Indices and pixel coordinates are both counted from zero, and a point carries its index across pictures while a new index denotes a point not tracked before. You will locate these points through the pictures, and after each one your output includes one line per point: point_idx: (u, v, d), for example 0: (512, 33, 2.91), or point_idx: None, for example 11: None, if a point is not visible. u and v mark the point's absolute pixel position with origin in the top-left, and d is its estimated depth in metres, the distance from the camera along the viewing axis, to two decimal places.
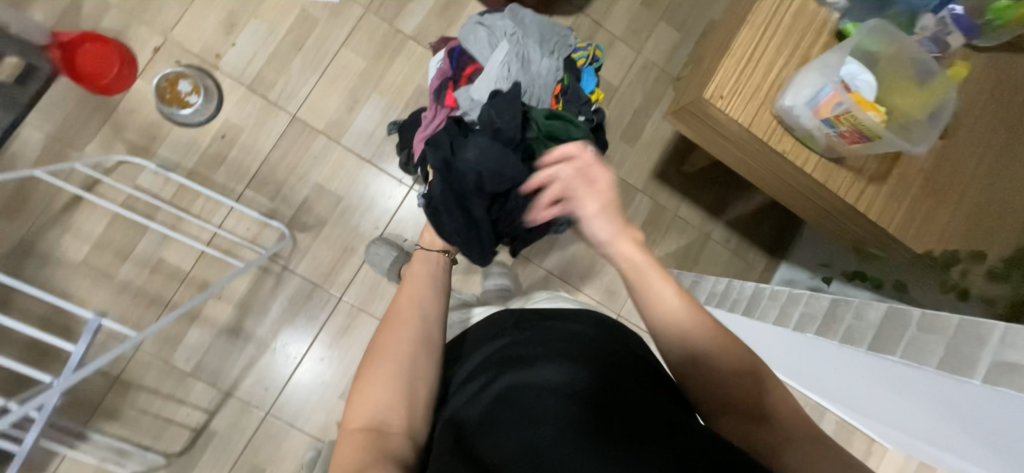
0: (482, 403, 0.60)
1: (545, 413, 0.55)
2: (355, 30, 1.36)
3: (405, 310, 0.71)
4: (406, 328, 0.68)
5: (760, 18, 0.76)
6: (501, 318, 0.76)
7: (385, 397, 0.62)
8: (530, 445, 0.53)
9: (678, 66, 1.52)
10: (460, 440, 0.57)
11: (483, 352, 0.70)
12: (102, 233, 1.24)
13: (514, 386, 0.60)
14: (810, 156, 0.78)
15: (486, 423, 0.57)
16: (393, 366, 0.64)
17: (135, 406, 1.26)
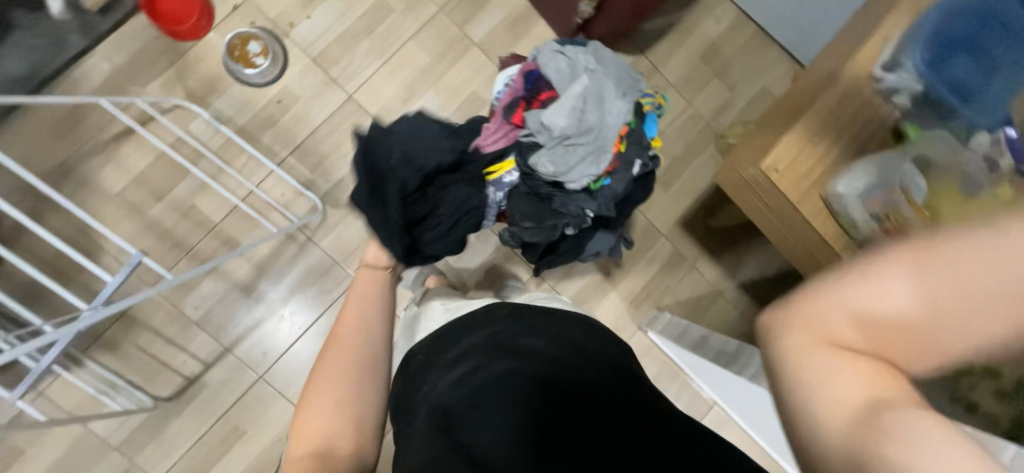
0: (465, 388, 0.67)
1: (525, 407, 0.64)
2: (425, 26, 1.40)
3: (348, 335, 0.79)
4: (345, 353, 0.77)
5: (826, 105, 0.80)
6: (495, 304, 0.80)
7: (330, 421, 0.70)
8: (509, 433, 0.62)
9: (724, 124, 1.56)
10: (445, 424, 0.65)
11: (468, 336, 0.75)
12: (143, 170, 1.26)
13: (495, 378, 0.66)
14: (848, 243, 0.80)
15: (469, 409, 0.65)
16: (339, 388, 0.73)
17: (135, 344, 1.27)
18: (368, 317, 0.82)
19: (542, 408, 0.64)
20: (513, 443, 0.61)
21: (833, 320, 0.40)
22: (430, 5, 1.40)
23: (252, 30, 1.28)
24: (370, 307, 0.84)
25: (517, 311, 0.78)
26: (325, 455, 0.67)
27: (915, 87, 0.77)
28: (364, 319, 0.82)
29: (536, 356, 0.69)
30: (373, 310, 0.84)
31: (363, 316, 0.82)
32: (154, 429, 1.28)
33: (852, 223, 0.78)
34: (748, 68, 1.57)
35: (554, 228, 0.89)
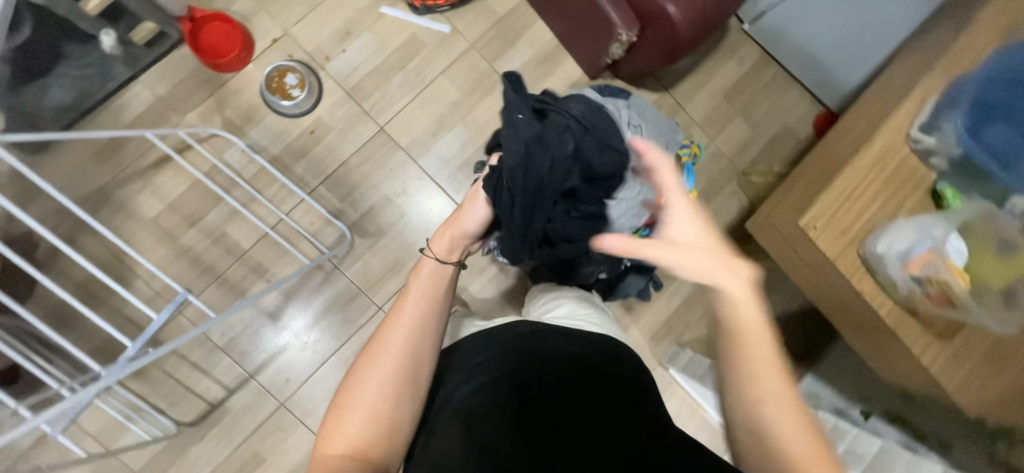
0: (492, 386, 0.68)
1: (558, 416, 0.64)
2: (456, 61, 1.43)
3: (399, 336, 0.68)
4: (389, 360, 0.66)
5: (864, 163, 0.82)
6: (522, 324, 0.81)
7: (369, 425, 0.63)
8: (539, 432, 0.62)
9: (747, 161, 1.58)
10: (472, 425, 0.63)
11: (496, 347, 0.75)
12: (178, 196, 1.29)
13: (533, 388, 0.67)
14: (885, 300, 0.81)
15: (500, 411, 0.64)
16: (383, 396, 0.64)
17: (161, 368, 1.28)
18: (431, 318, 0.71)
19: (575, 409, 0.65)
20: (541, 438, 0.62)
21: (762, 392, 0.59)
22: (461, 41, 1.44)
23: (289, 64, 1.32)
24: (428, 311, 0.71)
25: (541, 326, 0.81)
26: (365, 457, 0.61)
27: (951, 149, 0.79)
28: (427, 319, 0.70)
29: (568, 364, 0.72)
30: (420, 305, 0.72)
31: (420, 317, 0.70)
32: (176, 454, 1.28)
33: (890, 282, 0.78)
34: (770, 107, 1.59)
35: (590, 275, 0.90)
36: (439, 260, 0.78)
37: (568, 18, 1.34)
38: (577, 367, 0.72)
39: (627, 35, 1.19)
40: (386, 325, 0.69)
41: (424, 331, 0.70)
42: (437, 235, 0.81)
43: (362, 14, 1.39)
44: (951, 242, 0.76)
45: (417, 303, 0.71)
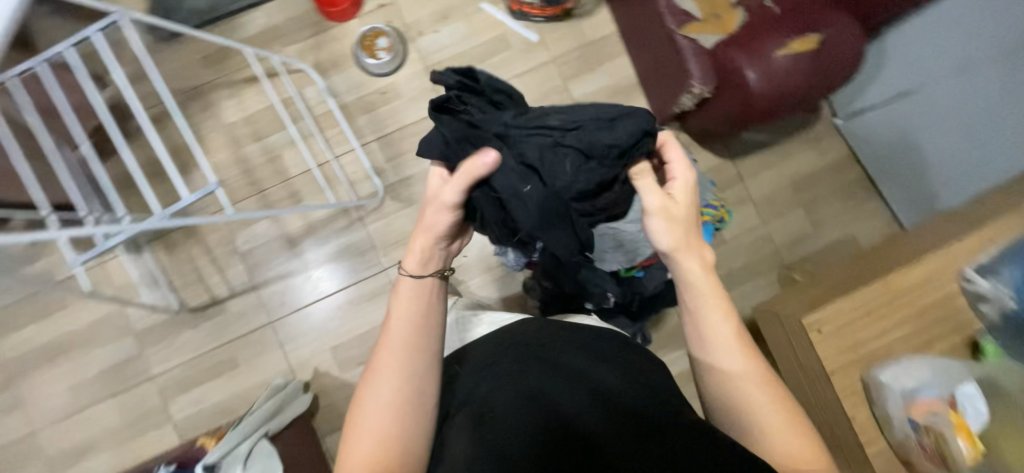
0: (489, 381, 0.70)
1: (579, 425, 0.61)
2: (533, 69, 1.48)
3: (392, 359, 0.65)
4: (385, 384, 0.64)
5: (897, 284, 0.74)
6: (525, 328, 0.80)
7: (382, 447, 0.62)
8: (545, 429, 0.61)
9: (794, 257, 1.48)
10: (483, 424, 0.64)
11: (503, 355, 0.74)
12: (254, 113, 1.44)
13: (541, 394, 0.65)
14: (877, 439, 0.72)
15: (513, 410, 0.64)
16: (389, 418, 0.63)
17: (187, 253, 1.42)
18: (422, 336, 0.67)
19: (581, 410, 0.63)
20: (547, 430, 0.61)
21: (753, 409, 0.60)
22: (545, 53, 1.49)
23: (385, 29, 1.43)
24: (419, 327, 0.67)
25: (544, 329, 0.78)
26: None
27: (1004, 303, 0.65)
28: (420, 338, 0.67)
29: (571, 367, 0.69)
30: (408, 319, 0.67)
31: (410, 335, 0.66)
32: (170, 330, 1.40)
33: (885, 416, 0.70)
34: (838, 210, 1.48)
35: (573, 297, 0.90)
36: (421, 273, 0.69)
37: (650, 58, 1.34)
38: (576, 366, 0.69)
39: (700, 89, 1.16)
40: (380, 359, 0.66)
41: (418, 349, 0.66)
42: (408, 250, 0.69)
43: (464, 4, 1.49)
44: (964, 390, 0.65)
45: (404, 326, 0.67)
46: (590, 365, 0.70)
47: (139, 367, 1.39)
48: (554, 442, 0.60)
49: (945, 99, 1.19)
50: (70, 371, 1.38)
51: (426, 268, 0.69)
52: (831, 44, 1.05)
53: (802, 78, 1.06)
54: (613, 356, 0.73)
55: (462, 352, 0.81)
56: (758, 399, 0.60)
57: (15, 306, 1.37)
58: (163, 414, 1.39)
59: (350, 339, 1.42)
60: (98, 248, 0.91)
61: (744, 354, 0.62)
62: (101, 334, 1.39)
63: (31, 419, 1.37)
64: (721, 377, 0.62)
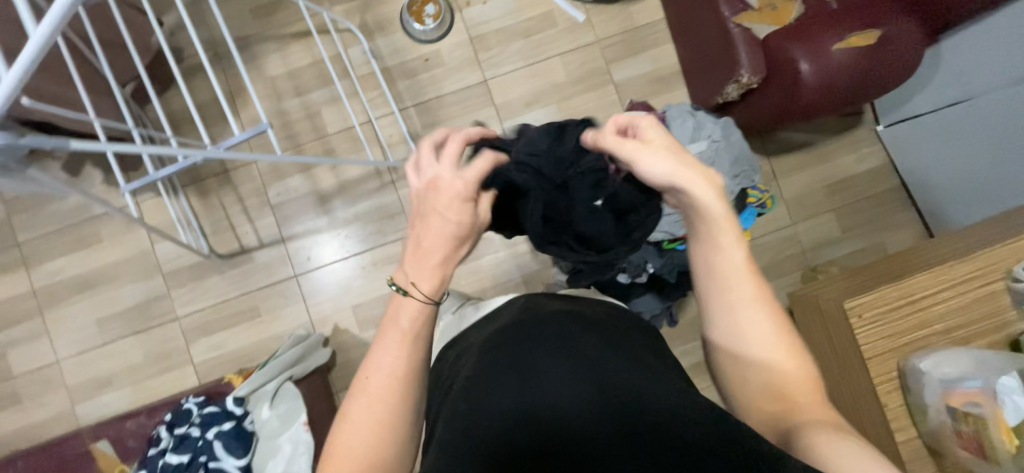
0: (480, 354, 0.72)
1: (554, 394, 0.62)
2: (577, 49, 1.48)
3: (383, 389, 0.59)
4: (381, 406, 0.58)
5: (942, 277, 0.74)
6: (513, 309, 0.84)
7: (360, 467, 0.57)
8: (526, 391, 0.63)
9: (819, 260, 1.47)
10: (466, 391, 0.66)
11: (490, 334, 0.77)
12: (298, 68, 1.45)
13: (519, 362, 0.67)
14: (909, 427, 0.73)
15: (491, 375, 0.67)
16: (375, 446, 0.58)
17: (220, 200, 1.43)
18: (417, 362, 0.60)
19: (563, 383, 0.63)
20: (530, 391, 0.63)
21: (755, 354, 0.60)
22: (590, 33, 1.48)
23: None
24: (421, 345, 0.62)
25: (528, 311, 0.80)
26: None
27: None
28: (413, 367, 0.60)
29: (553, 342, 0.69)
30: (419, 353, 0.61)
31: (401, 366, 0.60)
32: (197, 275, 1.42)
33: (920, 404, 0.70)
34: (869, 217, 1.48)
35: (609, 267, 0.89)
36: (429, 298, 0.59)
37: (697, 47, 1.33)
38: (559, 340, 0.70)
39: (749, 79, 1.15)
40: (370, 384, 0.59)
41: (410, 377, 0.60)
42: (420, 271, 0.59)
43: None
44: (1004, 383, 0.64)
45: (396, 347, 0.60)
46: (574, 341, 0.69)
47: (164, 307, 1.41)
48: (534, 409, 0.61)
49: (986, 118, 1.20)
50: (97, 304, 1.41)
51: (440, 283, 0.59)
52: (891, 40, 1.04)
53: (858, 74, 1.05)
54: (599, 333, 0.72)
55: (460, 340, 0.87)
56: (758, 352, 0.60)
57: (50, 235, 1.40)
58: (183, 354, 1.41)
59: (372, 300, 1.43)
60: (148, 176, 0.93)
61: (759, 307, 0.61)
62: (130, 271, 1.41)
63: (55, 347, 1.40)
64: (729, 331, 0.62)
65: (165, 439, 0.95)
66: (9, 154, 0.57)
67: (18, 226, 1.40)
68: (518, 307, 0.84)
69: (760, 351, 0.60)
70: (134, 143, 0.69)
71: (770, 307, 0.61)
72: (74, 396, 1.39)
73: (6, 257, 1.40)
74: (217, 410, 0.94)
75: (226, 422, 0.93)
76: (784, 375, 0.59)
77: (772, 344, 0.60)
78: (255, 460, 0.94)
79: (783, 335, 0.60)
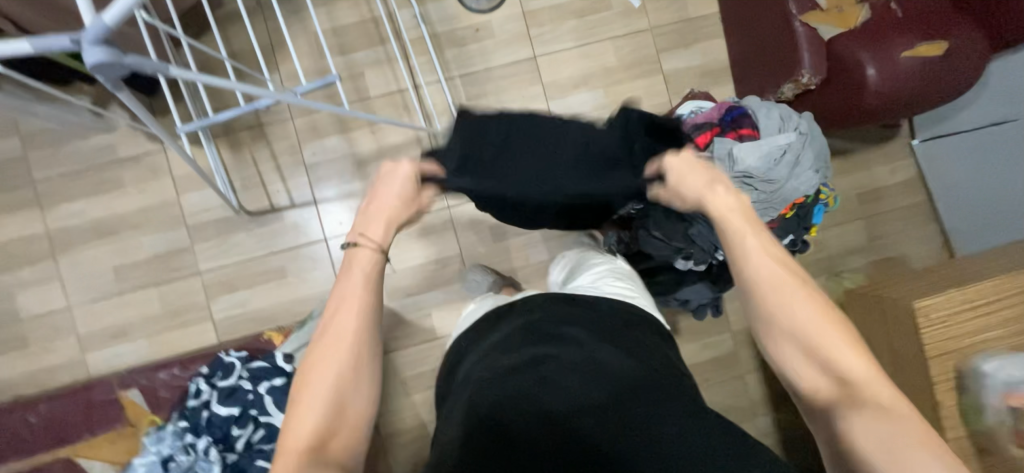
0: (495, 354, 0.67)
1: (568, 410, 0.58)
2: (630, 35, 1.46)
3: (340, 330, 0.59)
4: (328, 360, 0.58)
5: (1009, 285, 0.76)
6: (532, 300, 0.78)
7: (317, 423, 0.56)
8: (545, 404, 0.58)
9: (846, 267, 1.46)
10: (478, 396, 0.61)
11: (507, 330, 0.72)
12: (343, 25, 1.39)
13: (537, 366, 0.62)
14: (962, 426, 0.77)
15: (506, 379, 0.62)
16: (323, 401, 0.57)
17: (252, 154, 1.37)
18: (365, 321, 0.61)
19: (584, 398, 0.59)
20: (552, 406, 0.58)
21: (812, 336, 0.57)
22: (644, 20, 1.46)
23: None
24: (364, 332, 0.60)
25: (545, 307, 0.74)
26: (325, 448, 0.56)
27: None
28: (361, 326, 0.60)
29: (570, 351, 0.64)
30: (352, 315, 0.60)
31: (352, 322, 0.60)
32: (223, 230, 1.37)
33: (979, 405, 0.74)
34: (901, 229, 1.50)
35: (675, 251, 0.90)
36: (380, 246, 0.65)
37: (753, 43, 1.32)
38: (577, 348, 0.65)
39: (809, 79, 1.16)
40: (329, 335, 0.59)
41: (361, 318, 0.61)
42: (368, 222, 0.66)
43: None
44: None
45: (355, 287, 0.62)
46: (591, 352, 0.64)
47: (186, 260, 1.36)
48: (552, 423, 0.57)
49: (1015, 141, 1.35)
50: (115, 251, 1.35)
51: (386, 232, 0.66)
52: (956, 51, 1.06)
53: (922, 82, 1.06)
54: (616, 342, 0.67)
55: (470, 329, 0.81)
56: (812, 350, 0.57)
57: (70, 176, 1.33)
58: (204, 310, 1.36)
59: (401, 270, 1.41)
60: (210, 117, 0.91)
61: (809, 304, 0.57)
62: (152, 220, 1.35)
63: (68, 292, 1.34)
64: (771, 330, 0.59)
65: (207, 392, 0.96)
66: (108, 74, 0.54)
67: (36, 162, 1.32)
68: (533, 301, 0.78)
69: (826, 357, 0.56)
70: (197, 72, 0.67)
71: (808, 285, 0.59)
72: (85, 344, 1.34)
73: (21, 195, 1.33)
74: (267, 365, 0.95)
75: (277, 378, 0.94)
76: (841, 363, 0.56)
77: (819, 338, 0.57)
78: None
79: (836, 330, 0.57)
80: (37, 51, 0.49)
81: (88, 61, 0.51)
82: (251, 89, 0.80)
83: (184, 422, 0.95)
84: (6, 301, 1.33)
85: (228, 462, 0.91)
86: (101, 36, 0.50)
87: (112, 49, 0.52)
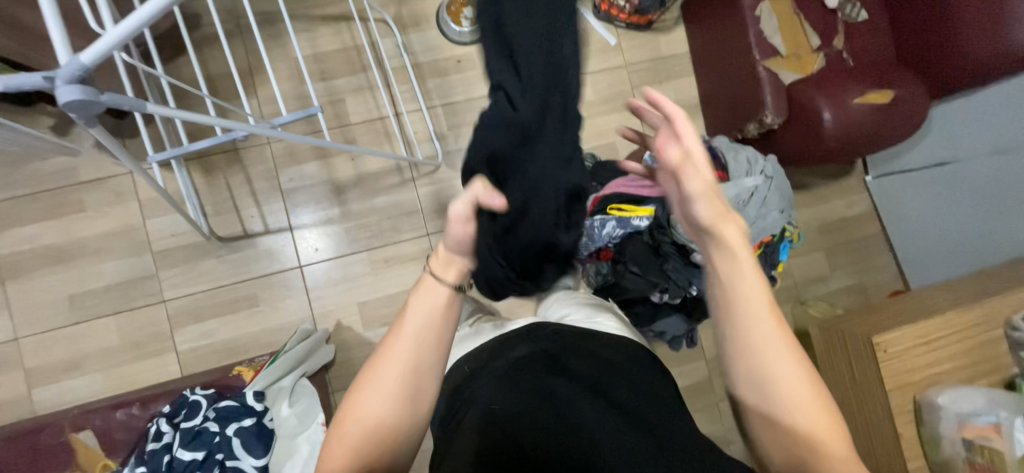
0: (504, 381, 0.68)
1: (578, 435, 0.58)
2: (606, 70, 1.52)
3: (405, 356, 0.58)
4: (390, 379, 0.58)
5: (951, 321, 0.83)
6: (534, 334, 0.77)
7: (372, 429, 0.57)
8: (563, 434, 0.59)
9: (810, 295, 1.53)
10: (492, 425, 0.63)
11: (514, 357, 0.72)
12: (325, 52, 1.39)
13: (549, 396, 0.63)
14: (921, 455, 0.83)
15: (520, 407, 0.63)
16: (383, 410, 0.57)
17: (226, 179, 1.34)
18: (423, 345, 0.59)
19: (600, 418, 0.60)
20: (575, 428, 0.59)
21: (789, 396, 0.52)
22: (619, 58, 1.52)
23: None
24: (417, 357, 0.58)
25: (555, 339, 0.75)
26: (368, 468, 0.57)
27: None
28: (417, 351, 0.58)
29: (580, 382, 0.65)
30: (419, 341, 0.59)
31: (432, 339, 0.59)
32: (192, 257, 1.32)
33: (936, 435, 0.80)
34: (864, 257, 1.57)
35: (652, 286, 0.93)
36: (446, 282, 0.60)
37: (722, 82, 1.39)
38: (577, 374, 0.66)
39: (771, 119, 1.23)
40: (389, 346, 0.59)
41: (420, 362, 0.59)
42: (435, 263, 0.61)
43: None
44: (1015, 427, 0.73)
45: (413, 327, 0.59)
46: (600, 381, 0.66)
47: (149, 288, 1.30)
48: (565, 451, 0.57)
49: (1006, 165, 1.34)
50: (71, 279, 1.28)
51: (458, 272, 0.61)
52: (901, 101, 1.15)
53: (873, 128, 1.15)
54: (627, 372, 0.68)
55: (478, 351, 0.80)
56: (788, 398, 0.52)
57: (28, 198, 1.27)
58: (167, 341, 1.30)
59: (377, 297, 1.38)
60: (185, 147, 0.90)
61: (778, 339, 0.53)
62: (113, 246, 1.29)
63: (16, 322, 1.25)
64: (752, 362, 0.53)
65: (168, 434, 0.91)
66: (81, 111, 0.52)
67: None
68: (537, 331, 0.78)
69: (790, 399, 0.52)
70: (171, 107, 0.66)
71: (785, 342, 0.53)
72: (32, 378, 1.25)
73: None
74: (235, 404, 0.92)
75: (246, 418, 0.92)
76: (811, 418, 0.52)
77: (804, 389, 0.52)
78: (273, 460, 0.92)
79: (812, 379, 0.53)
80: (6, 89, 0.47)
81: (62, 100, 0.49)
82: (232, 124, 0.79)
83: (142, 468, 0.89)
84: None
85: None
86: (77, 75, 0.48)
87: (89, 88, 0.50)
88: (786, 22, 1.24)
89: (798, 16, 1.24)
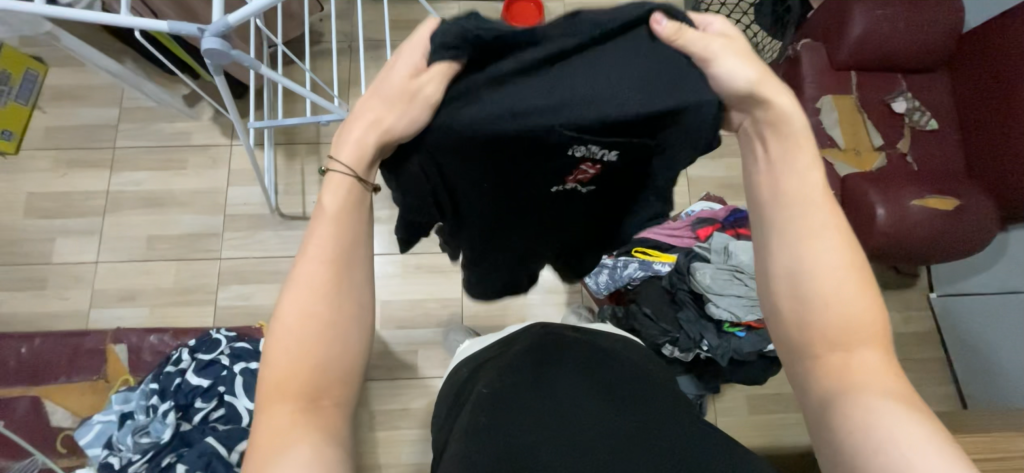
0: (505, 374, 0.70)
1: (569, 421, 0.61)
2: None
3: (314, 276, 0.52)
4: (310, 298, 0.52)
5: None
6: (532, 334, 0.81)
7: (309, 375, 0.51)
8: (559, 422, 0.61)
9: None
10: (500, 402, 0.65)
11: (508, 358, 0.75)
12: None
13: (539, 387, 0.67)
14: None
15: (515, 390, 0.66)
16: (310, 341, 0.51)
17: (301, 166, 1.52)
18: (346, 248, 0.53)
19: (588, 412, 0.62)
20: (562, 434, 0.60)
21: (829, 302, 0.53)
22: None
23: None
24: (335, 263, 0.53)
25: (547, 341, 0.78)
26: (317, 404, 0.51)
27: None
28: (342, 252, 0.53)
29: (568, 376, 0.69)
30: (339, 241, 0.53)
31: (334, 248, 0.52)
32: (254, 226, 1.48)
33: None
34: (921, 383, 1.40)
35: (664, 333, 0.90)
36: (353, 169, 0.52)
37: None
38: (549, 378, 0.69)
39: None
40: (302, 269, 0.52)
41: (346, 257, 0.54)
42: (341, 148, 0.51)
43: None
44: None
45: (323, 244, 0.52)
46: (592, 373, 0.69)
47: (211, 244, 1.46)
48: (566, 440, 0.59)
49: None
50: (155, 221, 1.47)
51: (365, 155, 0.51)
52: (966, 210, 1.11)
53: (928, 233, 1.10)
54: (612, 366, 0.72)
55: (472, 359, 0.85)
56: (829, 304, 0.53)
57: (146, 150, 1.51)
58: (210, 293, 1.43)
59: (401, 298, 1.45)
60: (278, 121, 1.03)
61: (840, 240, 0.53)
62: (197, 202, 1.48)
63: (100, 248, 1.45)
64: (798, 269, 0.54)
65: (186, 361, 1.00)
66: (215, 60, 0.66)
67: (123, 132, 1.51)
68: (536, 334, 0.81)
69: (835, 317, 0.52)
70: (280, 76, 0.79)
71: (848, 244, 0.54)
72: (95, 299, 1.41)
73: (98, 155, 1.50)
74: (249, 347, 1.01)
75: (254, 361, 1.00)
76: (854, 315, 0.52)
77: (847, 281, 0.53)
78: None
79: (860, 274, 0.53)
80: (170, 31, 0.62)
81: (204, 47, 0.63)
82: (322, 101, 0.92)
83: (154, 384, 0.98)
84: (44, 243, 1.44)
85: (180, 429, 0.95)
86: (221, 30, 0.62)
87: (225, 42, 0.64)
88: (847, 117, 1.26)
89: (861, 115, 1.26)
